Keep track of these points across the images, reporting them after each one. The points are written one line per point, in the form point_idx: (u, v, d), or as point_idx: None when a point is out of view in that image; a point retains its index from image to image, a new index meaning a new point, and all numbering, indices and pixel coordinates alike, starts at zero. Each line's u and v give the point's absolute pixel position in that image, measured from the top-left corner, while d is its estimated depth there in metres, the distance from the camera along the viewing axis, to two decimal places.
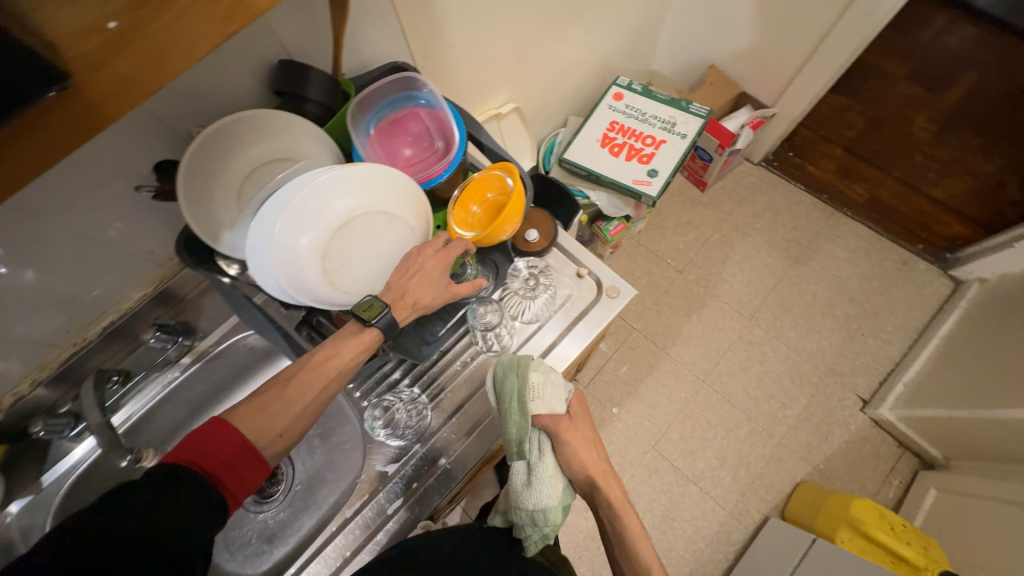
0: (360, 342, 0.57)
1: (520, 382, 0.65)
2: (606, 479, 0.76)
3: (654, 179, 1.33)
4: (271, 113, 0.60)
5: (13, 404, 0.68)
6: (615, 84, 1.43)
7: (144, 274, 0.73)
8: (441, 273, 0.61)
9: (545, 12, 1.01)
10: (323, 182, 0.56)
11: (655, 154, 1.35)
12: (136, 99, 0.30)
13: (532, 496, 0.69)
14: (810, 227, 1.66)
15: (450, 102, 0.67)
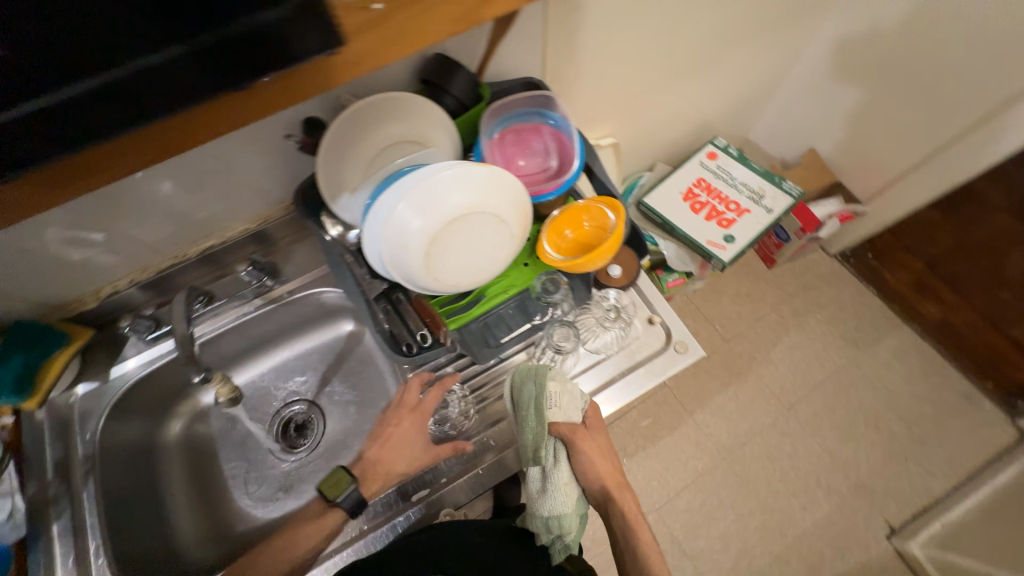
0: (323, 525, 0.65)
1: (537, 390, 0.65)
2: (620, 490, 0.75)
3: (729, 245, 1.32)
4: (417, 100, 0.63)
5: (108, 296, 0.76)
6: (711, 143, 1.43)
7: (252, 211, 0.78)
8: (411, 435, 0.67)
9: (669, 63, 1.04)
10: (448, 175, 0.58)
11: (735, 221, 1.34)
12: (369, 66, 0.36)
13: (547, 504, 0.69)
14: (872, 332, 1.59)
15: (579, 131, 0.70)
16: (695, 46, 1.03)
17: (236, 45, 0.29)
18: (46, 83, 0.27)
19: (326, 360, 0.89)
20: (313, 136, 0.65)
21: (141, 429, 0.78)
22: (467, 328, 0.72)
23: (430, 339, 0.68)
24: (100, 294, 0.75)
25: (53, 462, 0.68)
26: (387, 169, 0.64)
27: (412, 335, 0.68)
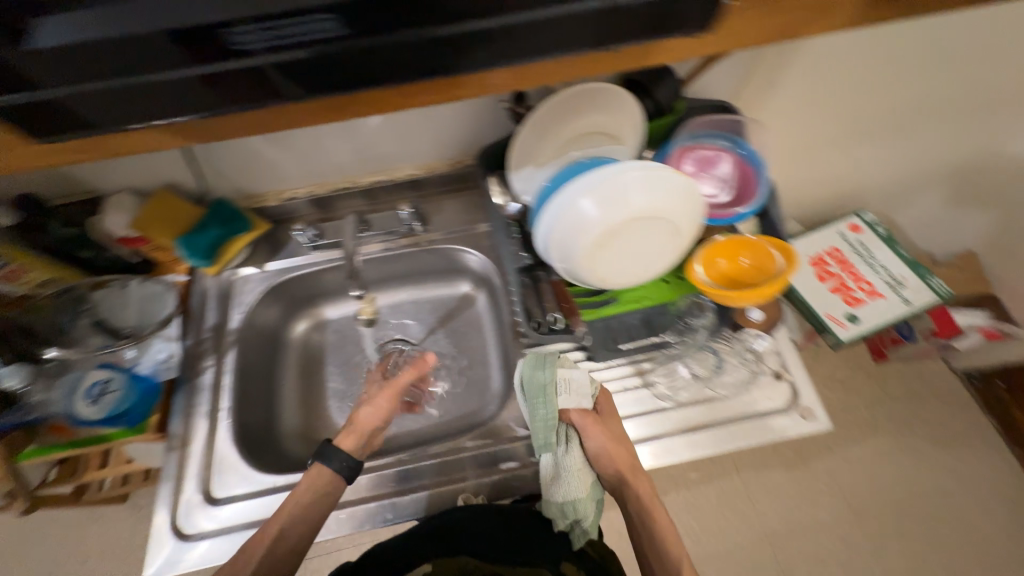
0: (304, 487, 0.64)
1: (549, 376, 0.66)
2: (635, 478, 0.69)
3: (851, 324, 1.22)
4: (627, 96, 0.64)
5: (286, 199, 0.85)
6: (857, 215, 1.31)
7: (424, 159, 0.85)
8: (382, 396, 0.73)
9: (853, 123, 0.97)
10: (639, 175, 0.59)
11: (863, 302, 1.24)
12: None
13: (562, 490, 0.66)
14: (984, 474, 1.39)
15: (768, 167, 0.68)
16: (887, 112, 0.96)
17: (578, 24, 0.40)
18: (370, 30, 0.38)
19: (437, 313, 0.92)
20: (521, 105, 0.67)
21: (275, 322, 0.86)
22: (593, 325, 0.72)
23: (560, 324, 0.69)
24: (281, 196, 0.85)
25: (209, 325, 0.78)
26: (579, 155, 0.66)
27: (544, 317, 0.69)
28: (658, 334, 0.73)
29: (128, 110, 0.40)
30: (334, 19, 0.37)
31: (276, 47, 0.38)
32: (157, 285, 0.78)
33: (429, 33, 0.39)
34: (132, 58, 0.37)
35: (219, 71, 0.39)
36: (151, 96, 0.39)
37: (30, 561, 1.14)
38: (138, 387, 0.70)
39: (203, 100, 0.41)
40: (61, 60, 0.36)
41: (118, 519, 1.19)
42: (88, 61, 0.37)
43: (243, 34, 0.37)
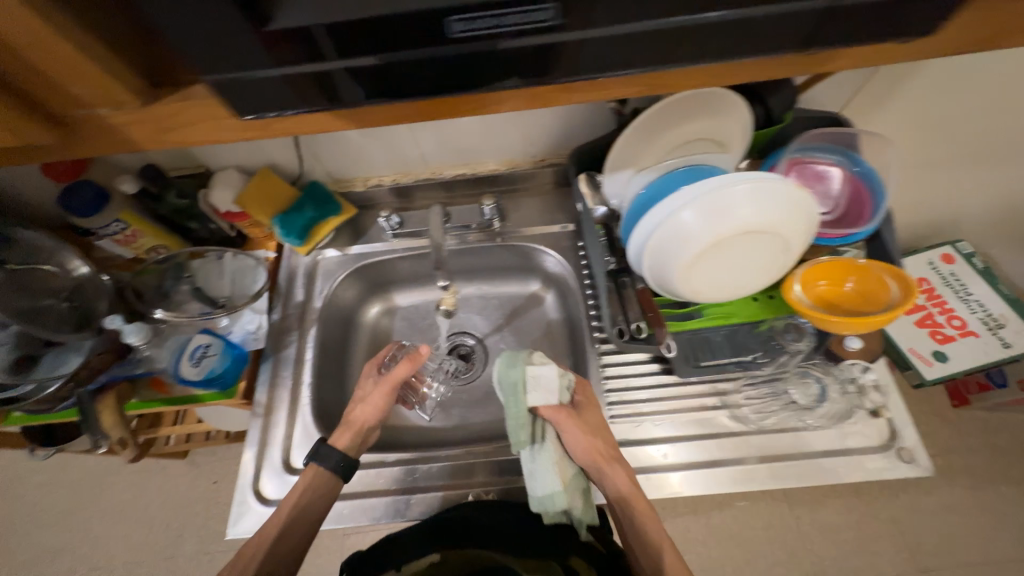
0: (298, 484, 0.66)
1: (515, 372, 0.63)
2: (613, 466, 0.64)
3: (937, 363, 1.09)
4: (743, 104, 0.61)
5: (372, 185, 0.88)
6: (950, 244, 1.16)
7: (509, 155, 0.85)
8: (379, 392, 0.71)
9: (984, 152, 0.86)
10: (751, 187, 0.55)
11: (952, 339, 1.10)
12: None
13: (536, 489, 0.62)
14: None
15: (886, 188, 0.64)
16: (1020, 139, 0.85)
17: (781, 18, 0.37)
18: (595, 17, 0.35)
19: (504, 309, 0.92)
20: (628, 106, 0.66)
21: (350, 304, 0.88)
22: (677, 336, 0.69)
23: (643, 333, 0.68)
24: (368, 182, 0.88)
25: (295, 300, 0.82)
26: (687, 161, 0.64)
27: (627, 323, 0.68)
28: (746, 353, 0.68)
29: (313, 92, 0.39)
30: (556, 9, 0.34)
31: (482, 36, 0.35)
32: (248, 259, 0.81)
33: (634, 29, 0.36)
34: (336, 38, 0.35)
35: (411, 59, 0.37)
36: (335, 80, 0.38)
37: (99, 501, 1.20)
38: (233, 353, 0.74)
39: (386, 87, 0.39)
40: (270, 40, 0.34)
41: (176, 475, 1.22)
42: (289, 39, 0.35)
43: (461, 21, 0.34)
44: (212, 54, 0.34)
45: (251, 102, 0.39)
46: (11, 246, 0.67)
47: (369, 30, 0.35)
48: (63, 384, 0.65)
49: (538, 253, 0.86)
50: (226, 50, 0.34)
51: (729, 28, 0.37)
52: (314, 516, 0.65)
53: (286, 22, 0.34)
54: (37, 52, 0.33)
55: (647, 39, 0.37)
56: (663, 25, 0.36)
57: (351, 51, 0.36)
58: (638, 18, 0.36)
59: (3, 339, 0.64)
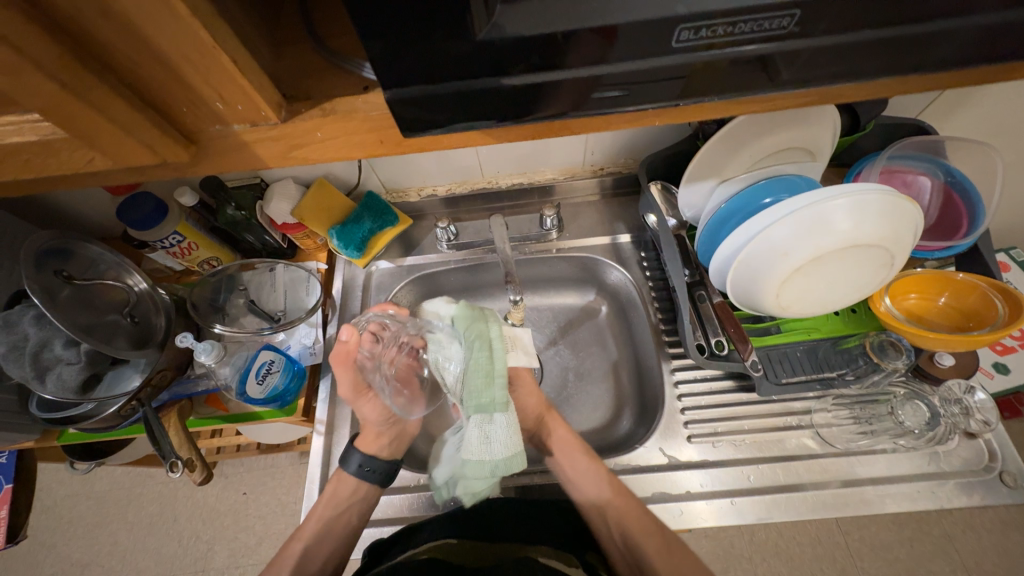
0: (329, 496, 0.66)
1: (484, 324, 0.62)
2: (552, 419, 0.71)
3: (999, 376, 0.89)
4: (838, 114, 0.59)
5: (426, 197, 0.86)
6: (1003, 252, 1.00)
7: (569, 163, 0.82)
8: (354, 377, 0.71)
9: None
10: (869, 200, 0.52)
11: (1014, 350, 0.91)
12: (1007, 76, 0.35)
13: (490, 445, 0.60)
14: None
15: (984, 199, 0.61)
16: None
17: None
18: (823, 29, 0.29)
19: (558, 321, 0.89)
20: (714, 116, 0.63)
21: None
22: (762, 356, 0.66)
23: (724, 348, 0.65)
24: (421, 194, 0.86)
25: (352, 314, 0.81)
26: (777, 171, 0.62)
27: (706, 339, 0.66)
28: (832, 372, 0.65)
29: (481, 113, 0.31)
30: (793, 15, 0.27)
31: (720, 43, 0.29)
32: (300, 271, 0.80)
33: (886, 34, 0.29)
34: (530, 53, 0.28)
35: (578, 75, 0.29)
36: (514, 97, 0.30)
37: (126, 513, 1.16)
38: (294, 369, 0.71)
39: (576, 103, 0.31)
40: (439, 62, 0.28)
41: (205, 486, 1.18)
42: (478, 55, 0.28)
43: (698, 27, 0.27)
44: (375, 67, 0.27)
45: (410, 123, 0.31)
46: (72, 257, 0.62)
47: (577, 41, 0.27)
48: (128, 402, 0.64)
49: (599, 264, 0.84)
50: (399, 64, 0.27)
51: (1000, 32, 0.29)
52: (348, 530, 0.66)
53: (488, 36, 0.27)
54: (182, 65, 0.26)
55: (894, 48, 0.30)
56: (928, 31, 0.29)
57: (547, 66, 0.29)
58: (889, 23, 0.29)
59: (72, 357, 0.61)
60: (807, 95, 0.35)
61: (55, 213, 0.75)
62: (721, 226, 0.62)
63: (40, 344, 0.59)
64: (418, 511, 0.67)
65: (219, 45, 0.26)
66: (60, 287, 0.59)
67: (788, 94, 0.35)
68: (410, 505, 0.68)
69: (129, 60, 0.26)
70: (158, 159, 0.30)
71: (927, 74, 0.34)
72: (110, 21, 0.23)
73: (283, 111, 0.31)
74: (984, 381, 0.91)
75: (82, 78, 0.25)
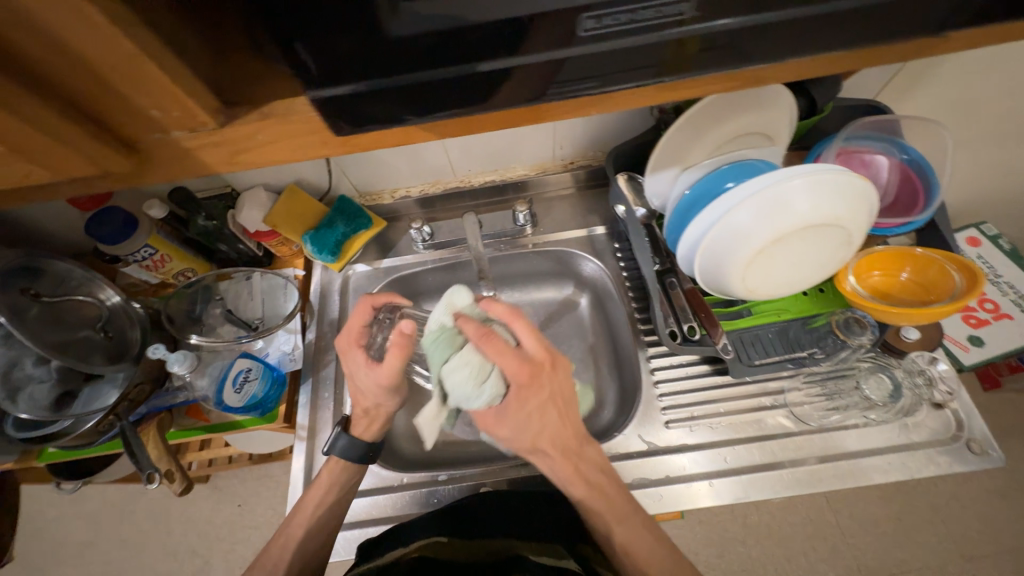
0: (322, 483, 0.65)
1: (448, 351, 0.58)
2: (551, 376, 0.55)
3: (973, 349, 0.91)
4: (791, 96, 0.60)
5: (399, 198, 0.86)
6: (975, 227, 1.03)
7: (540, 159, 0.83)
8: (365, 363, 0.62)
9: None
10: (827, 179, 0.53)
11: (987, 322, 0.93)
12: (927, 52, 0.36)
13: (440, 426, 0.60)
14: None
15: (939, 176, 0.63)
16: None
17: (952, 8, 0.31)
18: (737, 15, 0.30)
19: (539, 315, 0.89)
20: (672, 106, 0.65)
21: None
22: (733, 338, 0.67)
23: (696, 333, 0.66)
24: (395, 195, 0.86)
25: (330, 318, 0.81)
26: (738, 155, 0.63)
27: (679, 325, 0.67)
28: (804, 349, 0.67)
29: (416, 105, 0.32)
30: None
31: (635, 30, 0.29)
32: (277, 278, 0.79)
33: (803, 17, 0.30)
34: (451, 45, 0.29)
35: (496, 68, 0.30)
36: (437, 93, 0.31)
37: (118, 530, 1.16)
38: (272, 376, 0.72)
39: (502, 91, 0.32)
40: (358, 61, 0.29)
41: (198, 499, 1.17)
42: (401, 49, 0.28)
43: (602, 15, 0.28)
44: (294, 67, 0.28)
45: (342, 119, 0.32)
46: (41, 275, 0.62)
47: (493, 33, 0.28)
48: (104, 417, 0.63)
49: (574, 257, 0.84)
50: (318, 59, 0.28)
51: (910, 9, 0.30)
52: (340, 505, 0.65)
53: (400, 30, 0.27)
54: (112, 75, 0.27)
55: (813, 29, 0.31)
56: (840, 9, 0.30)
57: (475, 57, 0.29)
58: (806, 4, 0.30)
59: (43, 375, 0.62)
60: (742, 79, 0.36)
61: (26, 232, 0.74)
62: (688, 212, 0.63)
63: (11, 364, 0.60)
64: (405, 509, 0.69)
65: (148, 55, 0.26)
66: (29, 306, 0.59)
67: (722, 76, 0.36)
68: (395, 504, 0.69)
69: (61, 75, 0.26)
70: (101, 169, 0.31)
71: (851, 52, 0.35)
72: (34, 36, 0.24)
73: (234, 119, 0.32)
74: (959, 355, 0.92)
75: (11, 92, 0.26)
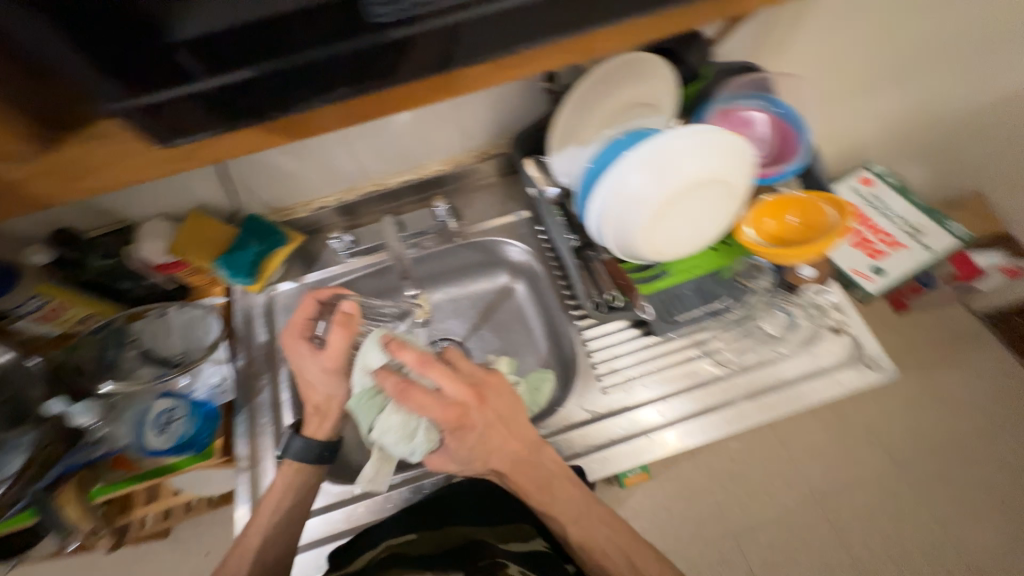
0: (276, 490, 0.64)
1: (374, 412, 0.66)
2: (478, 412, 0.59)
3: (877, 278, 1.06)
4: (666, 64, 0.64)
5: (315, 210, 0.83)
6: (866, 168, 1.14)
7: (452, 152, 0.83)
8: (312, 355, 0.67)
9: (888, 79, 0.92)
10: (703, 139, 0.57)
11: (886, 253, 1.07)
12: None
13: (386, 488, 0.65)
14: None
15: (809, 125, 0.68)
16: (924, 51, 0.88)
17: None
18: None
19: (477, 308, 0.90)
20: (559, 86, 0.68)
21: None
22: (652, 299, 0.70)
23: (618, 301, 0.69)
24: (310, 207, 0.84)
25: (258, 342, 0.78)
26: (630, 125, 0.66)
27: (601, 295, 0.69)
28: (718, 300, 0.71)
29: (299, 91, 0.35)
30: None
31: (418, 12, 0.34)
32: (195, 310, 0.75)
33: None
34: None
35: (303, 59, 0.34)
36: (267, 88, 0.35)
37: None
38: (202, 412, 0.70)
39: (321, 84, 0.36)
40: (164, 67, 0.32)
41: (157, 556, 1.10)
42: None
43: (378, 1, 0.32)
44: (116, 74, 0.31)
45: (174, 129, 0.35)
46: None
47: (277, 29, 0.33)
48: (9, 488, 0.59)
49: (500, 245, 0.86)
50: (194, 57, 0.32)
51: None
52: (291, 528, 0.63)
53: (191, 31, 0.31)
54: None
55: None
56: None
57: None
58: None
59: None
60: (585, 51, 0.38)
61: None
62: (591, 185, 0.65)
63: None
64: (362, 518, 0.68)
65: None
66: None
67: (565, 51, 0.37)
68: (351, 516, 0.68)
69: None
70: None
71: None
72: None
73: (127, 133, 0.37)
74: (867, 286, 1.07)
75: None
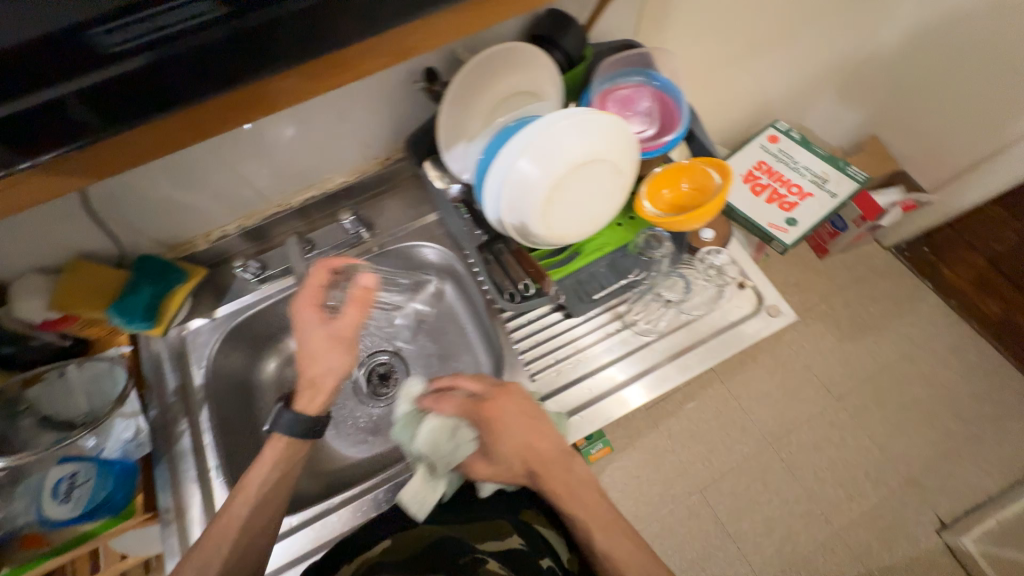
0: (266, 460, 0.63)
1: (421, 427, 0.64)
2: (505, 405, 0.64)
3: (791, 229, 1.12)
4: (537, 51, 0.65)
5: (217, 240, 0.79)
6: (772, 126, 1.19)
7: (353, 163, 0.80)
8: (328, 334, 0.67)
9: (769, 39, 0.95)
10: (578, 121, 0.58)
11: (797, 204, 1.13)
12: None
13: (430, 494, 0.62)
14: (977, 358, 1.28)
15: (686, 93, 0.71)
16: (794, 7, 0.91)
17: None
18: None
19: (406, 315, 0.89)
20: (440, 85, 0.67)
21: (242, 365, 0.82)
22: (564, 282, 0.72)
23: (532, 289, 0.70)
24: (211, 238, 0.79)
25: (174, 388, 0.74)
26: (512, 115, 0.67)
27: (515, 286, 0.70)
28: (628, 273, 0.73)
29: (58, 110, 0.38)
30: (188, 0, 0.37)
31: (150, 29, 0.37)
32: (99, 364, 0.70)
33: None
34: None
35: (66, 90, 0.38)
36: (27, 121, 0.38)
37: None
38: (114, 471, 0.65)
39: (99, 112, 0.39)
40: None
41: None
42: None
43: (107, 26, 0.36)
44: None
45: None
46: None
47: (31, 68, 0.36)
48: None
49: (415, 249, 0.85)
50: None
51: None
52: None
53: None
54: None
55: None
56: None
57: None
58: None
59: None
60: None
61: None
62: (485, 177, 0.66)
63: None
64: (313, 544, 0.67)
65: None
66: None
67: None
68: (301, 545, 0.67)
69: None
70: None
71: None
72: None
73: None
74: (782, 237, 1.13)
75: None
